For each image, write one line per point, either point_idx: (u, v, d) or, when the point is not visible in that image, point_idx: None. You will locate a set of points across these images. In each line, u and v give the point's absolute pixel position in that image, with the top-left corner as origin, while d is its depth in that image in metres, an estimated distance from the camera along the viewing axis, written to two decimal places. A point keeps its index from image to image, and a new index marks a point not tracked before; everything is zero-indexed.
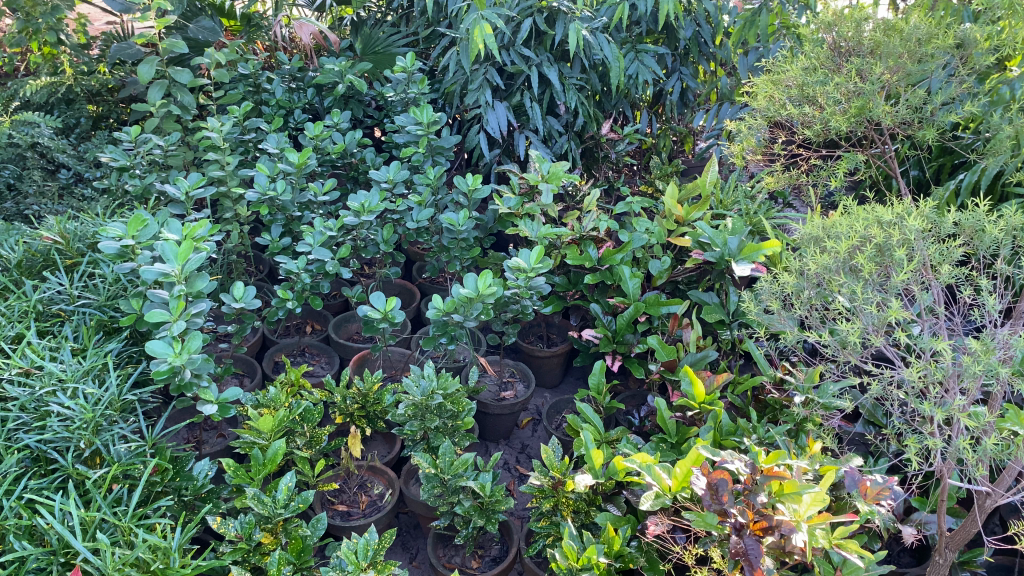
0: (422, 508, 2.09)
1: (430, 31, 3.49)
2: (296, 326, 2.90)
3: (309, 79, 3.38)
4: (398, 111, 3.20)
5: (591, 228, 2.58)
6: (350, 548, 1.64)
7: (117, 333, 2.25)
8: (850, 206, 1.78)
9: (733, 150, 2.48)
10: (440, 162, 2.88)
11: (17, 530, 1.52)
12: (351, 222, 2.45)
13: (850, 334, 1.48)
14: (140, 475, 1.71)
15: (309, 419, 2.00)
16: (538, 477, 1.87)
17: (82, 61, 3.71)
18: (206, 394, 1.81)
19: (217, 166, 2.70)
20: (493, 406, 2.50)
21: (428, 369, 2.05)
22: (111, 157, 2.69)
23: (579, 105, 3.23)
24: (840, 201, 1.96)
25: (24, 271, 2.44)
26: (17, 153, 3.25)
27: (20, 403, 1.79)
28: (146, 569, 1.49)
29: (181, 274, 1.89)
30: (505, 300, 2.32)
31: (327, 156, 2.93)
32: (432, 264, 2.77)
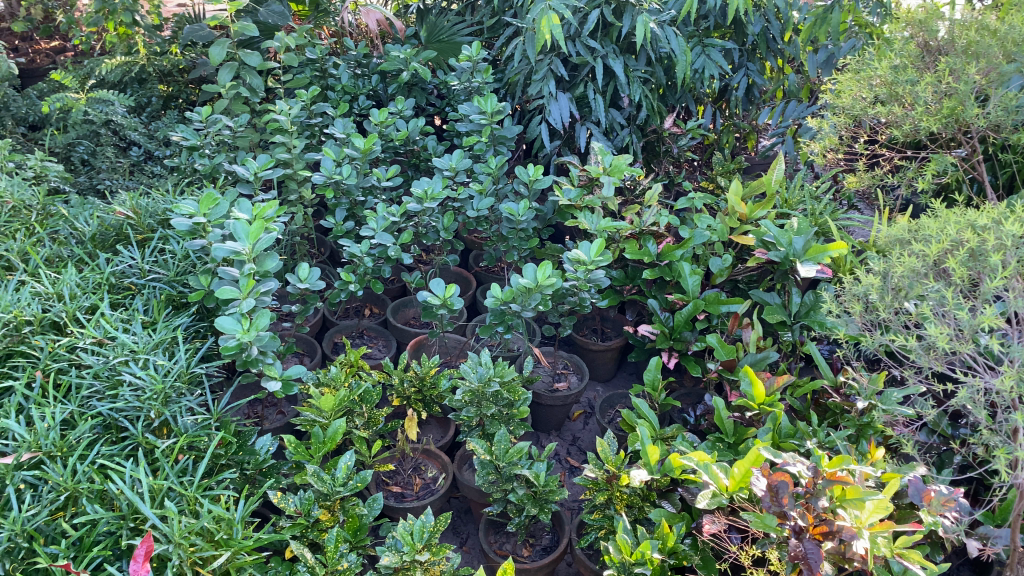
0: (475, 493, 2.10)
1: (495, 21, 3.49)
2: (355, 308, 2.94)
3: (374, 66, 3.42)
4: (461, 99, 3.20)
5: (652, 223, 2.56)
6: (406, 529, 1.66)
7: (185, 307, 2.32)
8: (937, 210, 1.75)
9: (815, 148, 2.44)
10: (502, 151, 2.88)
11: (89, 494, 1.58)
12: (414, 208, 2.47)
13: (939, 339, 1.43)
14: (205, 447, 1.75)
15: (368, 400, 2.03)
16: (593, 470, 1.86)
17: (155, 42, 3.78)
18: (271, 371, 1.85)
19: (284, 149, 2.75)
20: (546, 397, 2.50)
21: (486, 356, 2.06)
22: (183, 136, 2.75)
23: (643, 98, 3.20)
24: (927, 206, 1.89)
25: (98, 244, 2.53)
26: (92, 129, 3.35)
27: (95, 371, 1.86)
28: (211, 538, 1.54)
29: (252, 253, 1.94)
30: (563, 292, 2.32)
31: (391, 143, 2.95)
32: (490, 253, 2.78)
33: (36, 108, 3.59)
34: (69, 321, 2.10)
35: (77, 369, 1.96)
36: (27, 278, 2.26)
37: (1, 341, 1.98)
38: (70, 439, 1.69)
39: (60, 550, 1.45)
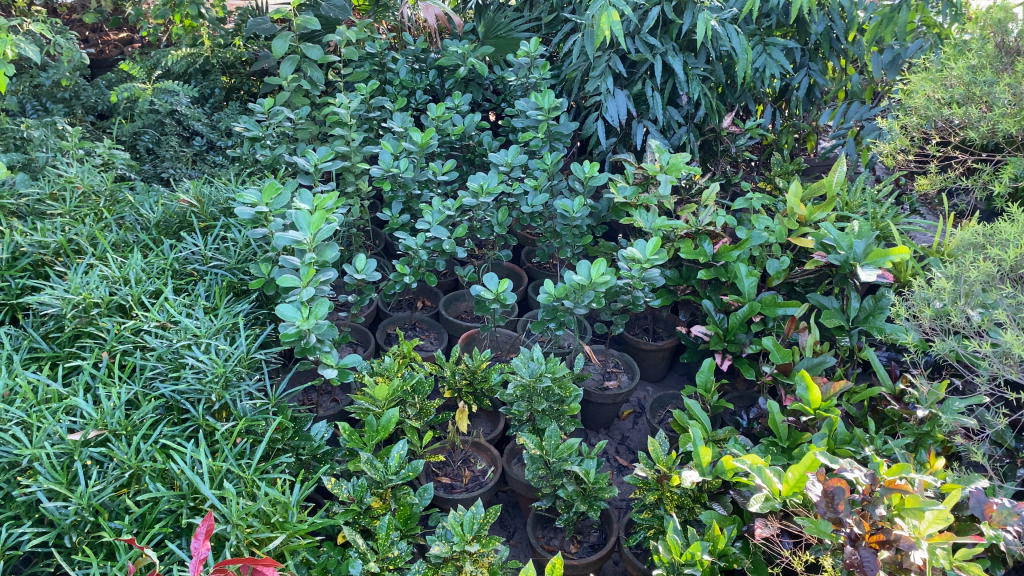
0: (524, 488, 2.11)
1: (553, 17, 3.49)
2: (408, 301, 2.97)
3: (432, 61, 3.44)
4: (518, 95, 3.20)
5: (709, 222, 2.54)
6: (456, 520, 1.67)
7: (245, 294, 2.37)
8: (1018, 214, 1.77)
9: (885, 150, 2.39)
10: (558, 148, 2.87)
11: (152, 473, 1.63)
12: (469, 203, 2.48)
13: (1015, 346, 1.41)
14: (263, 431, 1.79)
15: (420, 390, 2.05)
16: (644, 469, 1.86)
17: (219, 34, 3.86)
18: (328, 359, 1.89)
19: (343, 142, 2.79)
20: (596, 395, 2.49)
21: (538, 352, 2.06)
22: (246, 127, 2.81)
23: (702, 96, 3.16)
24: (1004, 211, 1.88)
25: (162, 231, 2.60)
26: (157, 119, 3.44)
27: (159, 353, 1.92)
28: (267, 520, 1.57)
29: (312, 242, 1.99)
30: (617, 290, 2.30)
31: (447, 137, 2.96)
32: (544, 250, 2.77)
33: (105, 98, 3.70)
34: (135, 304, 2.17)
35: (141, 351, 2.02)
36: (96, 262, 2.34)
37: (70, 321, 2.06)
38: (134, 419, 1.74)
39: (124, 526, 1.50)
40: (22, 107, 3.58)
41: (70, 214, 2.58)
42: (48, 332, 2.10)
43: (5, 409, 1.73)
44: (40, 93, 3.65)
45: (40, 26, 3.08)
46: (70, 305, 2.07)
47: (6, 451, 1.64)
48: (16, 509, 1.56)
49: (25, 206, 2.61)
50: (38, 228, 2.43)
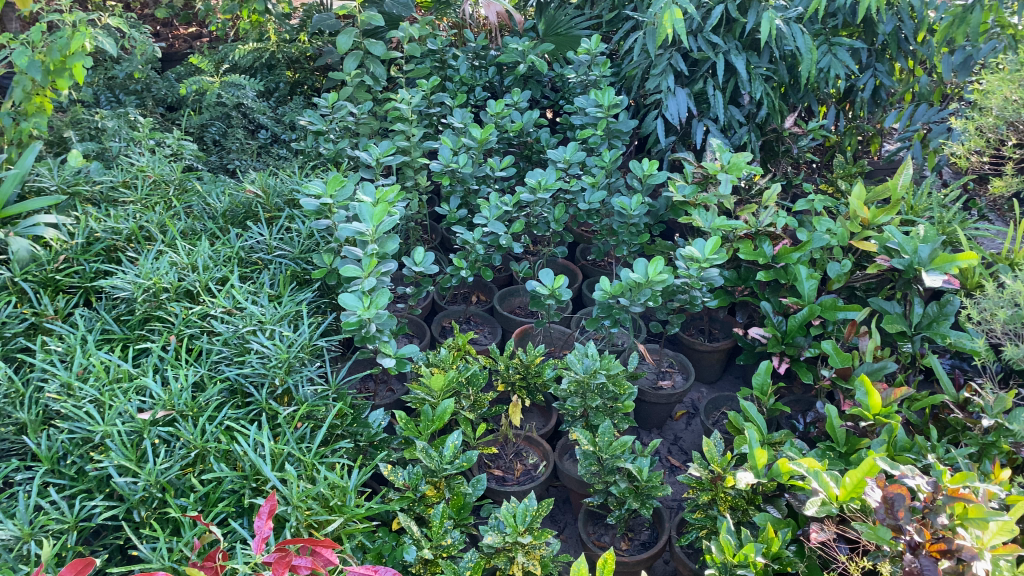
0: (576, 483, 2.12)
1: (615, 15, 3.48)
2: (463, 295, 3.01)
3: (492, 58, 3.46)
4: (577, 92, 3.19)
5: (769, 223, 2.51)
6: (509, 511, 1.69)
7: (307, 284, 2.43)
8: None
9: (956, 151, 2.34)
10: (617, 145, 2.86)
11: (216, 453, 1.68)
12: (527, 199, 2.48)
13: None
14: (323, 417, 1.85)
15: (474, 382, 2.08)
16: (697, 469, 1.85)
17: (285, 30, 3.94)
18: (386, 348, 1.92)
19: (403, 136, 2.82)
20: (650, 394, 2.48)
21: (593, 348, 2.06)
22: (310, 121, 2.86)
23: (764, 96, 3.12)
24: None
25: (229, 220, 2.68)
26: (224, 111, 3.53)
27: (225, 338, 1.99)
28: (326, 504, 1.61)
29: (375, 234, 2.03)
30: (674, 288, 2.29)
31: (506, 134, 2.97)
32: (600, 247, 2.76)
33: (174, 90, 3.81)
34: (202, 290, 2.24)
35: (208, 336, 2.09)
36: (165, 249, 2.42)
37: (141, 305, 2.14)
38: (200, 401, 1.80)
39: (189, 503, 1.55)
40: (97, 98, 3.71)
41: (141, 202, 2.68)
42: (119, 315, 2.19)
43: (80, 387, 1.80)
44: (114, 85, 3.79)
45: (117, 20, 3.19)
46: (140, 289, 2.15)
47: (79, 427, 1.71)
48: (88, 482, 1.63)
49: (99, 193, 2.72)
50: (112, 215, 2.53)
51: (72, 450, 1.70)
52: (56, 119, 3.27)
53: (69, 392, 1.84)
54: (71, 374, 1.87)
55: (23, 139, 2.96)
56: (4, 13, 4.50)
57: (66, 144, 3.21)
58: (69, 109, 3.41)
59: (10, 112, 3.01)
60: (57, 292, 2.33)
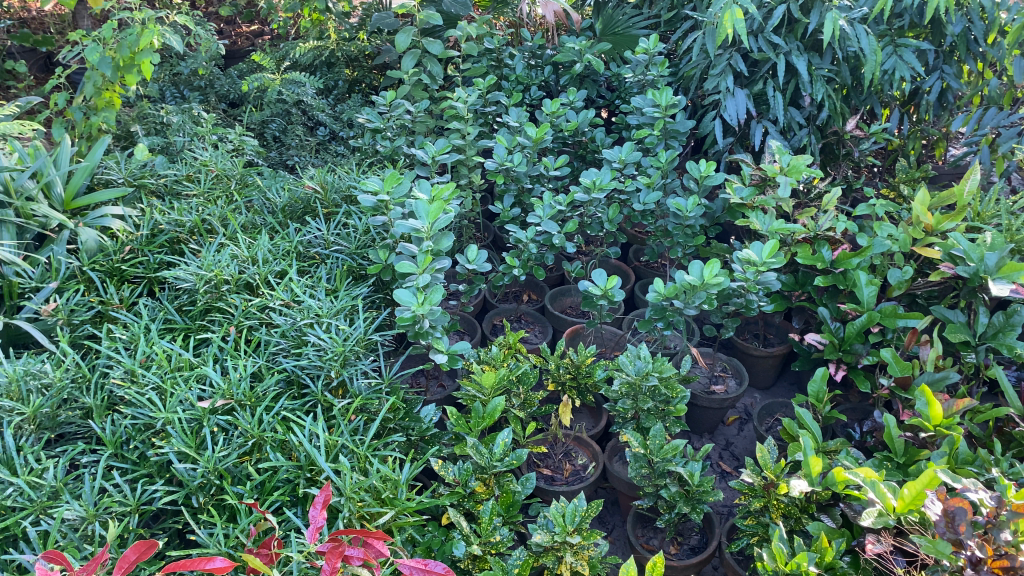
0: (625, 485, 2.12)
1: (673, 15, 3.44)
2: (514, 293, 3.02)
3: (548, 57, 3.46)
4: (634, 92, 3.17)
5: (828, 228, 2.46)
6: (559, 511, 1.69)
7: (362, 279, 2.47)
8: None
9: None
10: (674, 146, 2.82)
11: (272, 443, 1.71)
12: (581, 199, 2.47)
13: None
14: (377, 410, 1.88)
15: (525, 381, 2.08)
16: (750, 475, 1.83)
17: (345, 28, 3.99)
18: (439, 344, 1.94)
19: (459, 135, 2.84)
20: (702, 398, 2.45)
21: (645, 351, 2.04)
22: (368, 119, 2.90)
23: (826, 97, 3.05)
24: None
25: (288, 215, 2.74)
26: (284, 108, 3.60)
27: (283, 330, 2.04)
28: (378, 496, 1.63)
29: (430, 231, 2.05)
30: (730, 292, 2.26)
31: (561, 133, 2.96)
32: (654, 248, 2.74)
33: (236, 86, 3.89)
34: (261, 283, 2.30)
35: (266, 328, 2.14)
36: (226, 242, 2.48)
37: (203, 296, 2.20)
38: (258, 391, 1.85)
39: (245, 491, 1.58)
40: (163, 94, 3.82)
41: (204, 195, 2.75)
42: (181, 305, 2.25)
43: (143, 374, 1.86)
44: (178, 81, 3.89)
45: (183, 18, 3.27)
46: (202, 281, 2.21)
47: (142, 413, 1.76)
48: (150, 468, 1.68)
49: (164, 186, 2.80)
50: (176, 208, 2.60)
51: (134, 436, 1.75)
52: (124, 114, 3.37)
53: (133, 378, 1.89)
54: (135, 361, 1.93)
55: (92, 133, 3.06)
56: (77, 12, 4.66)
57: (132, 138, 3.31)
58: (136, 104, 3.51)
59: (81, 107, 3.11)
60: (122, 281, 2.40)
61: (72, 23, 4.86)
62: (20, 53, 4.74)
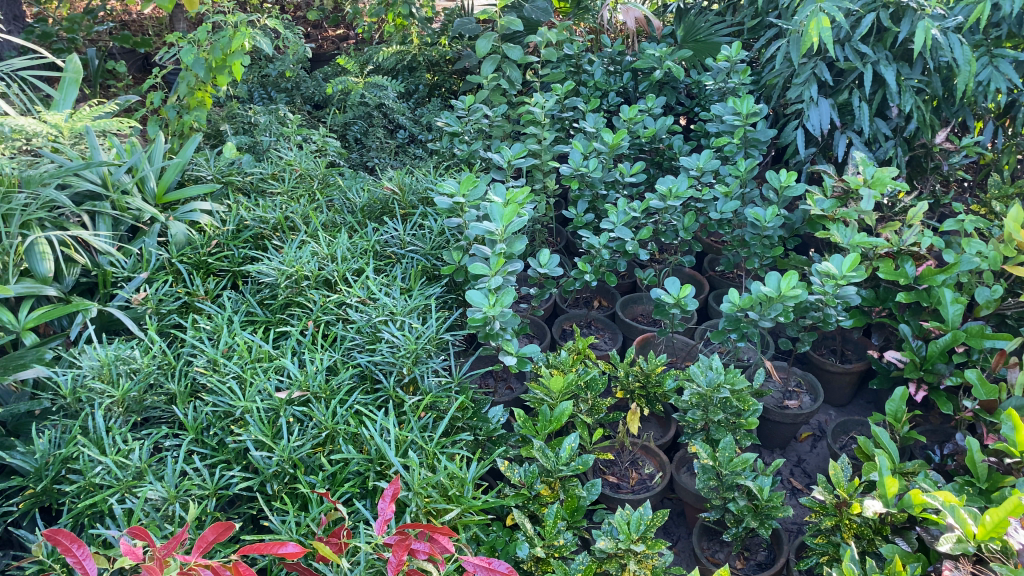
0: (692, 497, 2.09)
1: (757, 22, 3.38)
2: (585, 299, 3.02)
3: (627, 63, 3.45)
4: (714, 100, 3.14)
5: (913, 242, 2.38)
6: (623, 518, 1.68)
7: (436, 280, 2.52)
8: None
9: None
10: (753, 155, 2.76)
11: (345, 435, 1.76)
12: (656, 206, 2.45)
13: None
14: (446, 408, 1.91)
15: (593, 387, 2.07)
16: (822, 493, 1.79)
17: (427, 34, 4.08)
18: (508, 346, 1.96)
19: (535, 140, 2.85)
20: (774, 412, 2.40)
21: (718, 362, 2.01)
22: (446, 122, 2.94)
23: (915, 109, 2.96)
24: None
25: (366, 215, 2.82)
26: (367, 111, 3.70)
27: (358, 326, 2.11)
28: (445, 493, 1.66)
29: (504, 234, 2.07)
30: (807, 305, 2.20)
31: (638, 140, 2.95)
32: (729, 258, 2.70)
33: (321, 89, 4.01)
34: (339, 280, 2.36)
35: (342, 323, 2.20)
36: (307, 240, 2.56)
37: (283, 290, 2.28)
38: (333, 384, 1.90)
39: (318, 481, 1.63)
40: (252, 95, 3.96)
41: (288, 193, 2.84)
42: (264, 299, 2.33)
43: (225, 363, 1.93)
44: (267, 82, 4.03)
45: (273, 21, 3.38)
46: (284, 276, 2.29)
47: (223, 401, 1.83)
48: (228, 454, 1.74)
49: (250, 183, 2.91)
50: (261, 205, 2.70)
51: (214, 423, 1.82)
52: (214, 114, 3.50)
53: (215, 367, 1.96)
54: (218, 351, 2.01)
55: (184, 130, 3.19)
56: (174, 15, 4.86)
57: (222, 136, 3.44)
58: (227, 104, 3.66)
59: (175, 105, 3.25)
60: (208, 274, 2.49)
61: (169, 26, 5.11)
62: (122, 54, 4.97)
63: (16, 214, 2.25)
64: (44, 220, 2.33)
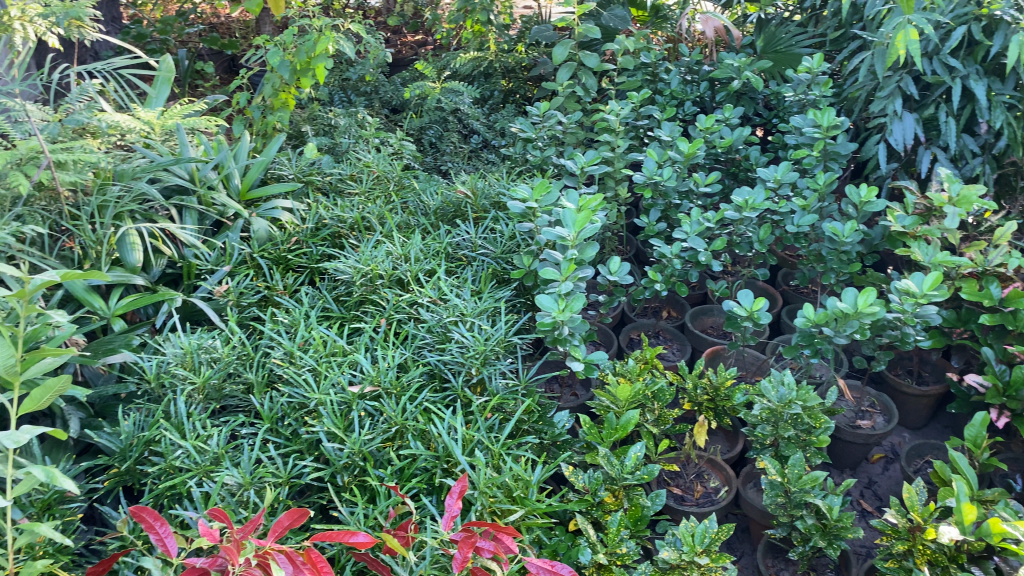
0: (758, 513, 2.06)
1: (840, 34, 3.31)
2: (654, 309, 3.00)
3: (705, 73, 3.42)
4: (793, 111, 3.08)
5: (999, 263, 2.30)
6: (687, 530, 1.67)
7: (506, 283, 2.54)
8: None
9: None
10: (833, 168, 2.71)
11: (413, 432, 1.79)
12: (731, 216, 2.42)
13: None
14: (513, 411, 1.93)
15: (660, 397, 2.06)
16: (894, 516, 1.74)
17: (504, 40, 4.11)
18: (576, 352, 1.96)
19: (609, 147, 2.85)
20: (846, 432, 2.35)
21: (790, 377, 1.97)
22: (520, 128, 2.97)
23: (1006, 125, 2.85)
24: None
25: (439, 217, 2.86)
26: (442, 116, 3.75)
27: (429, 325, 2.15)
28: (510, 494, 1.67)
29: (576, 240, 2.08)
30: (884, 323, 2.14)
31: (713, 150, 2.92)
32: (805, 273, 2.65)
33: (399, 94, 4.08)
34: (412, 279, 2.40)
35: (413, 322, 2.24)
36: (382, 240, 2.62)
37: (358, 287, 2.34)
38: (403, 381, 1.94)
39: (386, 474, 1.66)
40: (332, 98, 4.06)
41: (365, 194, 2.90)
42: (339, 295, 2.39)
43: (301, 356, 2.00)
44: (347, 86, 4.13)
45: (356, 26, 3.46)
46: (359, 274, 2.36)
47: (297, 392, 1.88)
48: (300, 444, 1.78)
49: (329, 183, 2.99)
50: (339, 205, 2.77)
51: (289, 413, 1.88)
52: (297, 115, 3.60)
53: (291, 359, 2.03)
54: (294, 344, 2.07)
55: (268, 130, 3.30)
56: (262, 18, 5.03)
57: (303, 137, 3.54)
58: (309, 106, 3.76)
59: (260, 106, 3.36)
60: (287, 269, 2.57)
61: (256, 29, 5.30)
62: (211, 55, 5.15)
63: (110, 205, 2.40)
64: (135, 212, 2.46)
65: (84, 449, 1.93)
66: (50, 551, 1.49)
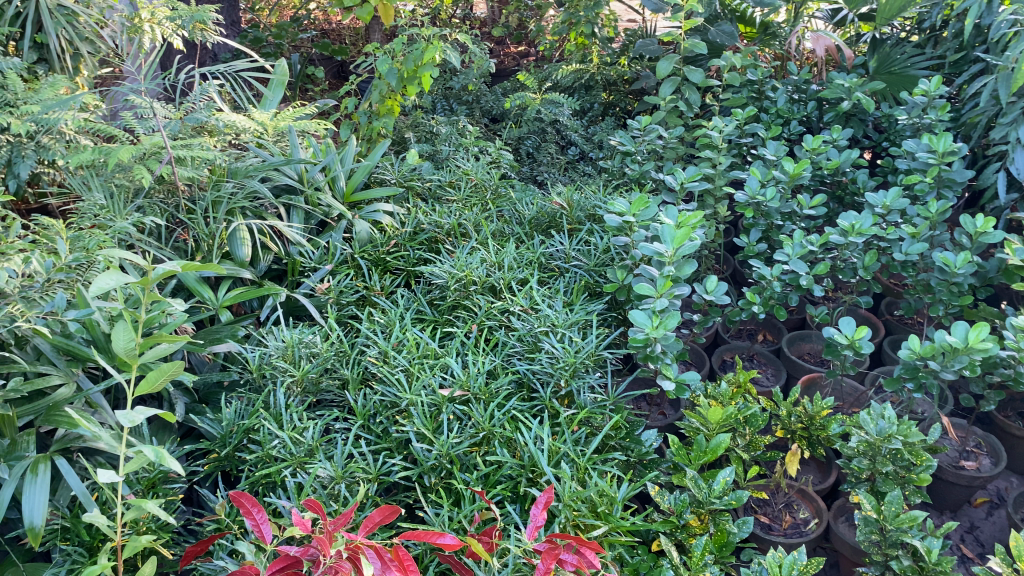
0: (850, 550, 1.98)
1: (961, 56, 3.15)
2: (749, 331, 2.94)
3: (813, 92, 3.33)
4: (906, 134, 2.97)
5: None
6: (775, 560, 1.62)
7: (598, 296, 2.53)
8: None
9: None
10: (946, 196, 2.59)
11: (500, 439, 1.80)
12: (836, 241, 2.34)
13: None
14: (600, 425, 1.92)
15: (752, 422, 2.00)
16: (999, 564, 1.65)
17: (607, 53, 4.12)
18: (668, 371, 1.92)
19: (710, 164, 2.81)
20: (949, 472, 2.24)
21: (891, 411, 1.89)
22: (620, 142, 2.96)
23: None
24: None
25: (534, 227, 2.88)
26: (541, 126, 3.78)
27: (520, 334, 2.16)
28: (594, 509, 1.66)
29: (673, 256, 2.04)
30: (997, 360, 2.04)
31: (819, 171, 2.84)
32: (911, 303, 2.55)
33: (499, 104, 4.14)
34: (504, 287, 2.43)
35: (504, 330, 2.26)
36: (477, 246, 2.65)
37: (452, 293, 2.37)
38: (492, 388, 1.96)
39: (472, 479, 1.68)
40: (435, 105, 4.15)
41: (463, 202, 2.95)
42: (434, 299, 2.44)
43: (395, 356, 2.04)
44: (449, 94, 4.20)
45: (462, 36, 3.53)
46: (454, 279, 2.39)
47: (390, 392, 1.93)
48: (391, 443, 1.82)
49: (428, 189, 3.06)
50: (438, 210, 2.83)
51: (381, 411, 1.92)
52: (400, 122, 3.68)
53: (385, 359, 2.08)
54: (389, 344, 2.12)
55: (372, 135, 3.39)
56: (371, 26, 5.19)
57: (405, 143, 3.63)
58: (412, 113, 3.85)
59: (366, 112, 3.45)
60: (385, 271, 2.63)
61: (366, 37, 5.47)
62: (321, 60, 5.34)
63: (224, 201, 2.50)
64: (246, 209, 2.55)
65: (188, 432, 2.03)
66: (153, 527, 1.57)
